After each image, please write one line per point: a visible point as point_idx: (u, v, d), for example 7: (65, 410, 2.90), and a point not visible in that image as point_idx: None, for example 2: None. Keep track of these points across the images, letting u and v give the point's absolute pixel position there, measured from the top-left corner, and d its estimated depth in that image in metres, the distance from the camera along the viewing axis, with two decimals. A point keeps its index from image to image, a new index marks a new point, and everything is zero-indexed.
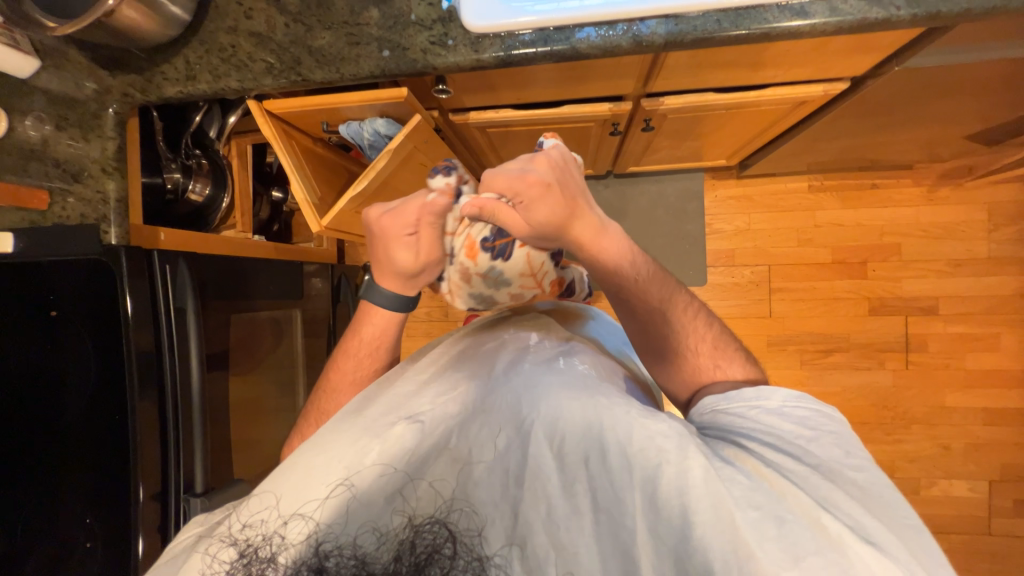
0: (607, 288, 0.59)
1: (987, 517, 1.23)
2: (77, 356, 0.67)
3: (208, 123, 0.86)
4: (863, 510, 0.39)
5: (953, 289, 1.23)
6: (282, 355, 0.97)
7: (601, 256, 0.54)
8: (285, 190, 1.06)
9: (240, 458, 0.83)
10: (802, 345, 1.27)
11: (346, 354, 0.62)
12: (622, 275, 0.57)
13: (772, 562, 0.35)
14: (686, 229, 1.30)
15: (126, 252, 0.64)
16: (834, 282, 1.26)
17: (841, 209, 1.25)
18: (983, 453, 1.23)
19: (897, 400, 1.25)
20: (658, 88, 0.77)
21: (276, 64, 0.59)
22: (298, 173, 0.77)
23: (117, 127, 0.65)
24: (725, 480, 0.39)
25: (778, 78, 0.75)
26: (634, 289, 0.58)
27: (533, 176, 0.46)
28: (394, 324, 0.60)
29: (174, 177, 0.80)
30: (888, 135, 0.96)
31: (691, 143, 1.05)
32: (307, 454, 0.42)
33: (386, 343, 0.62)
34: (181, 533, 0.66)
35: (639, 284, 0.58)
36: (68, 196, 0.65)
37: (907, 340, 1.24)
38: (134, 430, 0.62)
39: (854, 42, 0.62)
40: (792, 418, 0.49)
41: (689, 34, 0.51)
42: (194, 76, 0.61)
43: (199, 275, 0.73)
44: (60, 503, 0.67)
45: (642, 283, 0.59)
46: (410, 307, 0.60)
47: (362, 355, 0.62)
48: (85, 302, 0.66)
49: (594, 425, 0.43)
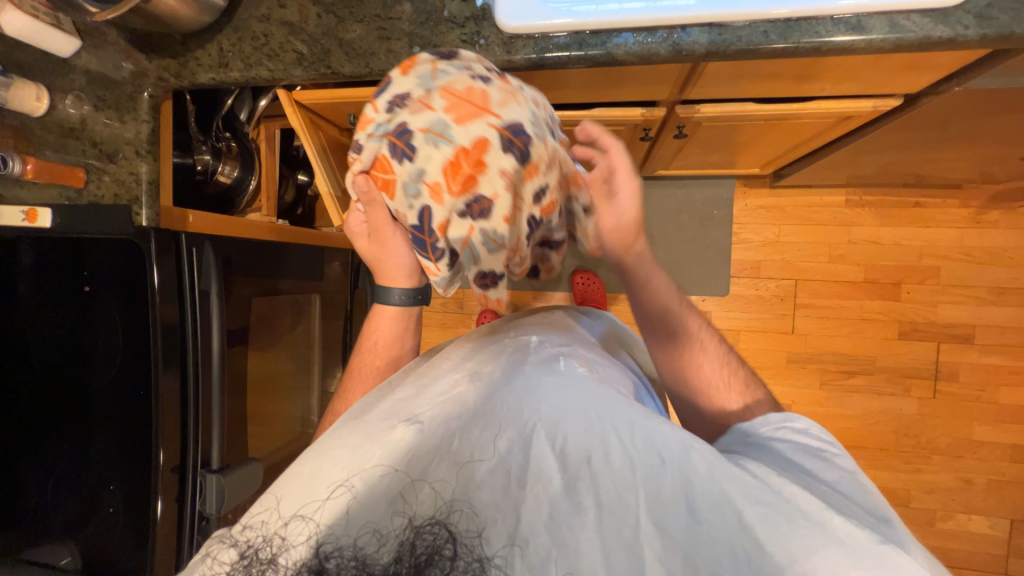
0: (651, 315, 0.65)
1: (1005, 556, 1.18)
2: (106, 329, 0.69)
3: (238, 106, 0.87)
4: (876, 518, 0.40)
5: (993, 318, 1.17)
6: (300, 336, 1.00)
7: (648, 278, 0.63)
8: (311, 175, 1.08)
9: (255, 433, 0.86)
10: (823, 365, 1.23)
11: (369, 350, 0.66)
12: (656, 300, 0.64)
13: (783, 555, 0.38)
14: (711, 237, 1.26)
15: (155, 233, 0.66)
16: (864, 302, 1.21)
17: (879, 226, 1.20)
18: (1007, 490, 1.18)
19: (920, 429, 1.20)
20: (695, 95, 0.74)
21: (306, 55, 0.59)
22: (323, 164, 0.78)
23: (152, 110, 0.66)
24: (731, 481, 0.41)
25: (825, 91, 0.71)
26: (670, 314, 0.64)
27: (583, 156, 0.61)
28: (402, 320, 0.65)
29: (204, 158, 0.82)
30: (940, 151, 0.91)
31: (723, 152, 1.01)
32: (309, 461, 0.44)
33: (394, 340, 0.66)
34: (197, 503, 0.69)
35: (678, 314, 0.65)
36: (104, 174, 0.67)
37: (936, 367, 1.19)
38: (157, 402, 0.65)
39: (913, 60, 0.58)
40: (813, 438, 0.49)
41: (732, 45, 0.49)
42: (226, 64, 0.61)
43: (225, 258, 0.75)
44: (88, 468, 0.70)
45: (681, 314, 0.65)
46: (416, 300, 0.65)
47: (366, 349, 0.66)
48: (114, 279, 0.68)
49: (594, 420, 0.46)
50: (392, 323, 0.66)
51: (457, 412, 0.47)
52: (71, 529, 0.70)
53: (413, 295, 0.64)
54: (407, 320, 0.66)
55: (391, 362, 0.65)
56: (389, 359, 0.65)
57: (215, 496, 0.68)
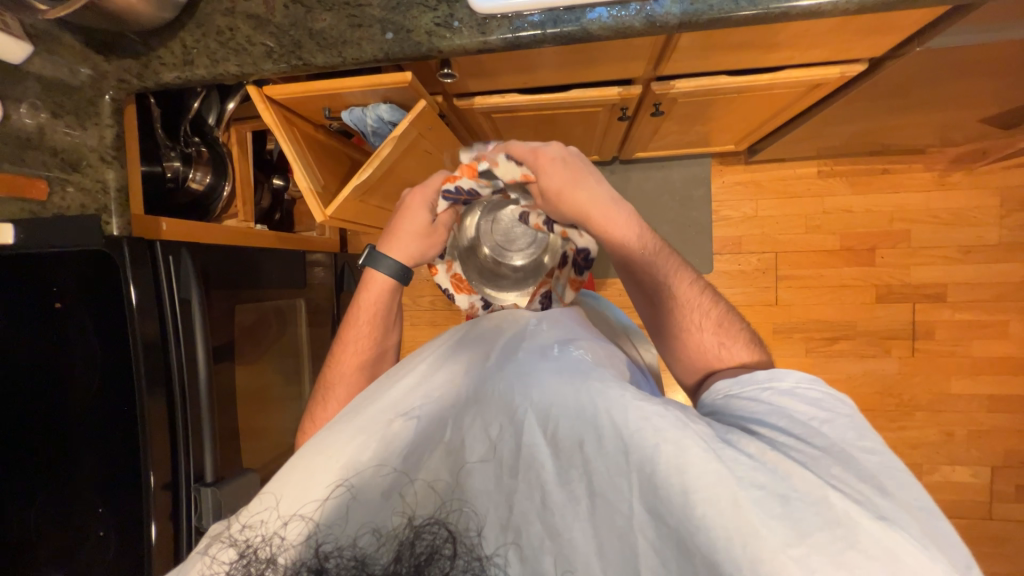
0: (619, 262, 0.63)
1: (988, 502, 1.24)
2: (82, 347, 0.66)
3: (206, 109, 0.84)
4: (872, 488, 0.37)
5: (961, 276, 1.22)
6: (287, 343, 0.98)
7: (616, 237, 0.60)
8: (286, 178, 1.06)
9: (248, 446, 0.83)
10: (808, 333, 1.27)
11: (352, 318, 0.71)
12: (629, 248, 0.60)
13: (776, 540, 0.33)
14: (692, 216, 1.28)
15: (128, 242, 0.63)
16: (842, 269, 1.25)
17: (851, 195, 1.24)
18: (987, 440, 1.23)
19: (903, 387, 1.25)
20: (669, 71, 0.75)
21: (276, 48, 0.58)
22: (300, 161, 0.75)
23: (115, 114, 0.64)
24: (727, 462, 0.37)
25: (794, 60, 0.73)
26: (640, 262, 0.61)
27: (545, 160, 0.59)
28: (391, 291, 0.70)
29: (174, 165, 0.80)
30: (904, 117, 0.94)
31: (699, 128, 1.03)
32: (303, 454, 0.41)
33: (383, 310, 0.70)
34: (193, 521, 0.66)
35: (647, 259, 0.61)
36: (67, 185, 0.65)
37: (913, 327, 1.24)
38: (143, 425, 0.62)
39: (875, 21, 0.60)
40: (802, 398, 0.46)
41: (705, 13, 0.49)
42: (192, 61, 0.59)
43: (203, 268, 0.74)
44: (72, 494, 0.67)
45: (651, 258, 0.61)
46: (406, 278, 0.70)
47: (362, 320, 0.70)
48: (89, 294, 0.65)
49: (587, 407, 0.42)
50: (379, 290, 0.70)
51: (447, 400, 0.45)
52: (61, 559, 0.67)
53: (405, 272, 0.70)
54: (395, 291, 0.71)
55: (371, 332, 0.70)
56: (362, 352, 0.70)
57: (211, 511, 0.67)
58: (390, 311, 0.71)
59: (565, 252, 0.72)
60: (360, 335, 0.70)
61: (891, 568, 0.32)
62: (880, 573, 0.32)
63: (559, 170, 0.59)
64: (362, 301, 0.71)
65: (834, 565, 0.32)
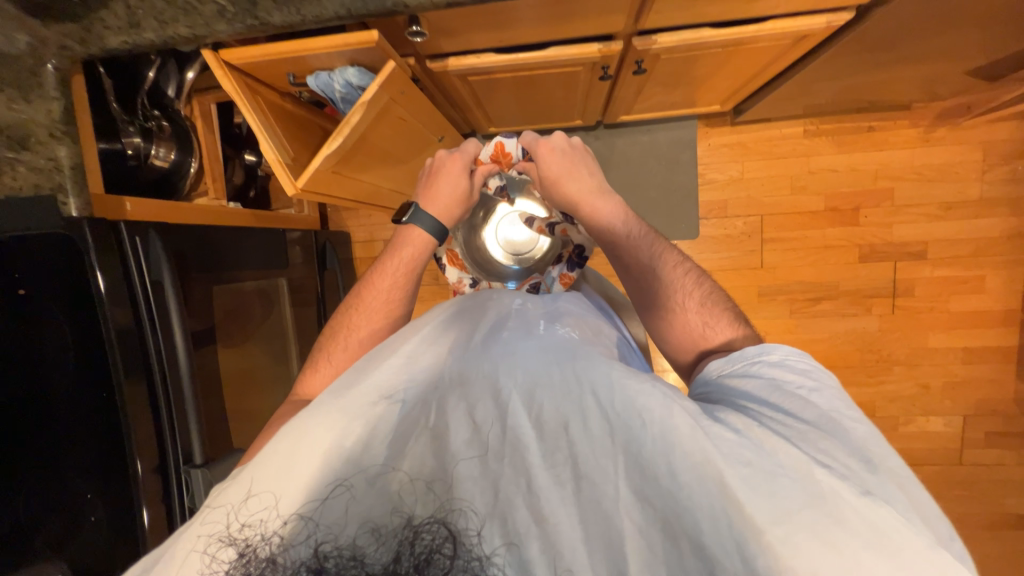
0: (607, 249, 0.68)
1: (958, 449, 1.30)
2: (53, 334, 0.63)
3: (164, 80, 0.80)
4: (859, 462, 0.37)
5: (941, 233, 1.23)
6: (273, 326, 0.97)
7: (597, 211, 0.66)
8: (258, 154, 1.01)
9: (239, 429, 0.83)
10: (792, 295, 1.28)
11: (381, 268, 0.69)
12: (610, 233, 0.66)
13: (761, 518, 0.34)
14: (678, 181, 1.27)
15: (88, 224, 0.61)
16: (825, 231, 1.25)
17: (836, 153, 1.23)
18: (960, 391, 1.28)
19: (882, 344, 1.28)
20: (650, 25, 0.72)
21: (228, 6, 0.53)
22: (267, 133, 0.71)
23: (60, 84, 0.58)
24: (713, 439, 0.37)
25: (780, 10, 0.70)
26: (623, 245, 0.65)
27: (547, 146, 0.66)
28: (428, 249, 0.69)
29: (134, 141, 0.75)
30: (889, 72, 0.92)
31: (684, 88, 1.01)
32: (287, 439, 0.40)
33: (417, 271, 0.69)
34: (185, 502, 0.68)
35: (631, 243, 0.65)
36: (15, 164, 0.59)
37: (894, 285, 1.26)
38: (125, 412, 0.62)
39: None
40: (800, 361, 0.47)
41: None
42: (137, 23, 0.54)
43: (177, 248, 0.72)
44: (52, 485, 0.64)
45: (635, 242, 0.65)
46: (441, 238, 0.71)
47: (397, 272, 0.68)
48: (58, 279, 0.63)
49: (572, 385, 0.42)
50: (414, 245, 0.69)
51: (431, 383, 0.44)
52: None
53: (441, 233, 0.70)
54: (428, 250, 0.70)
55: (395, 288, 0.68)
56: (388, 305, 0.68)
57: (202, 490, 0.68)
58: (420, 276, 0.70)
59: (560, 251, 0.76)
60: (387, 287, 0.68)
61: (876, 542, 0.32)
62: (863, 548, 0.32)
63: (558, 159, 0.66)
64: (401, 253, 0.69)
65: (822, 543, 0.33)
